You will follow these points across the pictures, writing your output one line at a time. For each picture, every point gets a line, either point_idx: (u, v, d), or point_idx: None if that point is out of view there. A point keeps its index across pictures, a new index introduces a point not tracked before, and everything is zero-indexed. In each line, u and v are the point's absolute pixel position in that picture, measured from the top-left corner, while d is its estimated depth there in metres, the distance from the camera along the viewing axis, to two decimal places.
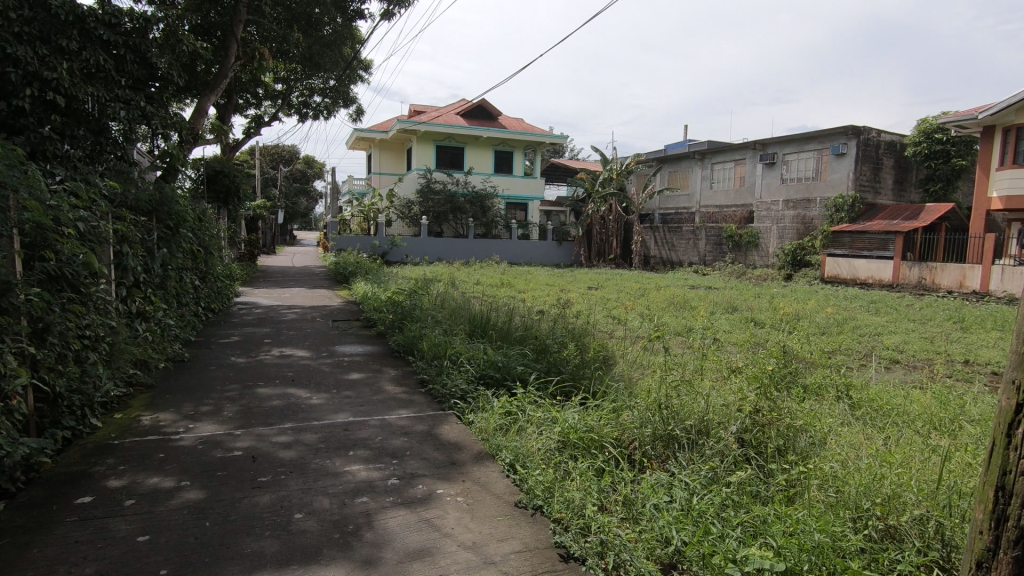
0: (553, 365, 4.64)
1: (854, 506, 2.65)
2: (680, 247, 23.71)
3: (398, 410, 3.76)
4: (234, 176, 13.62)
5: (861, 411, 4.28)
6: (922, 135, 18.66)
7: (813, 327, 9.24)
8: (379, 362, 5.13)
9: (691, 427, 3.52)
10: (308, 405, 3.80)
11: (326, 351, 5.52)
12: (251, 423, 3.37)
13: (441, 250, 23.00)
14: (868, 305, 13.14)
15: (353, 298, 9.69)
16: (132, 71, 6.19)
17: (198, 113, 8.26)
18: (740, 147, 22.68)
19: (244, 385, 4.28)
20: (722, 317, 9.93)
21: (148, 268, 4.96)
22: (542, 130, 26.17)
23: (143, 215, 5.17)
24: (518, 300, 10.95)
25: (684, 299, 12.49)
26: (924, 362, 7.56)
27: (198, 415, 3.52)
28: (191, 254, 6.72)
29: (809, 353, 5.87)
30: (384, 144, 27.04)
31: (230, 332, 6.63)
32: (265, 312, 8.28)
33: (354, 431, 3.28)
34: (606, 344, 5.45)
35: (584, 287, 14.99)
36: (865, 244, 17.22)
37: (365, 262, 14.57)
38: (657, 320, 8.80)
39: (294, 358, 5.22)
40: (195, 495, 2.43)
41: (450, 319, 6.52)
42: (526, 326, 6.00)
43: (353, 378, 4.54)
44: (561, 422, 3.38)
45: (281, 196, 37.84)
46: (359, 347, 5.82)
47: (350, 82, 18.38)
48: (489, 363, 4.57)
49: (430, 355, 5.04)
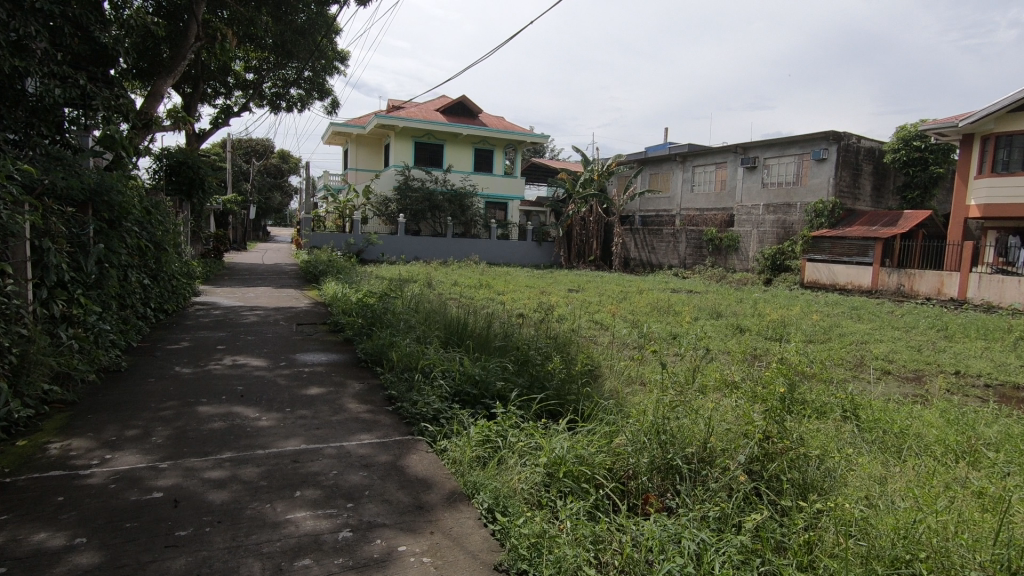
0: (536, 379, 4.22)
1: (889, 559, 2.28)
2: (661, 250, 23.55)
3: (359, 434, 3.26)
4: (199, 168, 12.90)
5: (873, 434, 3.92)
6: (900, 142, 18.76)
7: (800, 334, 9.00)
8: (342, 374, 4.62)
9: (693, 455, 3.14)
10: (255, 429, 3.27)
11: (285, 361, 4.97)
12: (180, 454, 2.84)
13: (419, 249, 22.43)
14: (850, 311, 13.06)
15: (322, 299, 9.12)
16: (71, 45, 5.55)
17: (154, 97, 7.60)
18: (721, 150, 22.61)
19: (181, 402, 3.72)
20: (708, 324, 9.62)
21: (78, 266, 4.36)
22: (523, 129, 25.78)
23: (75, 206, 4.56)
24: (498, 303, 10.54)
25: (668, 303, 12.20)
26: (916, 374, 7.33)
27: (119, 442, 2.98)
28: (139, 250, 6.10)
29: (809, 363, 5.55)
30: (361, 139, 26.33)
31: (183, 336, 6.04)
32: (225, 313, 7.67)
33: (306, 463, 2.79)
34: (594, 356, 5.04)
35: (564, 289, 14.64)
36: (845, 249, 17.20)
37: (338, 261, 13.97)
38: (643, 326, 8.43)
39: (247, 369, 4.67)
40: (89, 560, 1.92)
41: (425, 325, 6.04)
42: (507, 335, 5.57)
43: (312, 394, 4.03)
44: (547, 450, 2.96)
45: (254, 190, 36.75)
46: (322, 356, 5.26)
47: (326, 74, 17.73)
48: (466, 377, 4.13)
49: (400, 366, 4.57)
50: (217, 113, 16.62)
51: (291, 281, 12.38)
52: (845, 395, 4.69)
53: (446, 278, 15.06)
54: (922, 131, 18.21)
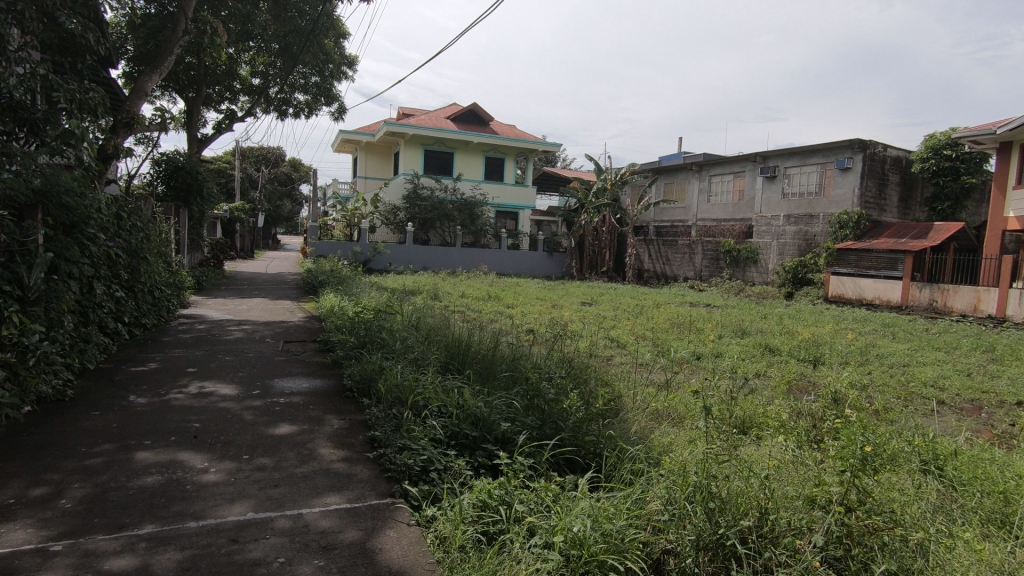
0: (547, 418, 3.56)
1: None
2: (676, 261, 22.82)
3: (326, 496, 2.60)
4: (198, 173, 12.45)
5: (967, 496, 3.17)
6: (929, 151, 17.87)
7: (835, 356, 8.24)
8: (321, 407, 3.96)
9: (750, 532, 2.46)
10: (196, 488, 2.61)
11: (259, 389, 4.31)
12: (86, 529, 2.19)
13: (426, 259, 21.87)
14: (882, 329, 12.22)
15: (318, 313, 8.49)
16: (35, 31, 4.98)
17: (137, 94, 7.06)
18: (739, 159, 21.86)
19: (117, 444, 3.08)
20: (732, 343, 8.86)
21: (19, 279, 3.79)
22: (535, 137, 25.21)
23: (18, 209, 4.01)
24: (507, 317, 9.89)
25: (689, 319, 11.44)
26: (972, 406, 6.48)
27: (16, 507, 2.34)
28: (110, 260, 5.56)
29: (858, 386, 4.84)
30: (371, 147, 25.95)
31: (154, 355, 5.43)
32: (209, 328, 7.05)
33: (245, 545, 2.12)
34: (615, 392, 4.35)
35: (576, 302, 13.89)
36: (873, 262, 16.35)
37: (341, 270, 13.43)
38: (666, 348, 7.70)
39: (212, 399, 4.01)
40: None
41: (423, 345, 5.37)
42: (515, 361, 4.92)
43: (280, 435, 3.35)
44: (565, 525, 2.29)
45: (265, 198, 36.53)
46: (303, 382, 4.59)
47: (334, 79, 17.32)
48: (466, 416, 3.47)
49: (390, 399, 3.91)
50: (221, 118, 16.26)
51: (290, 292, 11.83)
52: (914, 435, 3.95)
53: (453, 289, 14.46)
54: (952, 139, 17.29)
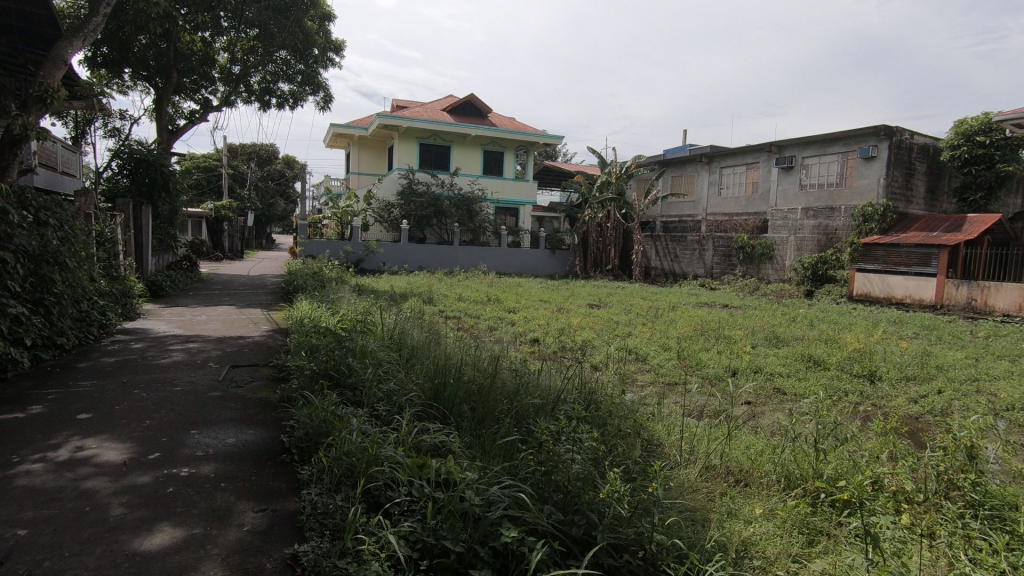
0: (570, 507, 2.35)
1: None
2: (684, 258, 21.59)
3: None
4: (162, 166, 11.25)
5: None
6: (960, 138, 16.53)
7: (895, 371, 6.99)
8: (236, 486, 2.67)
9: None
10: None
11: (159, 451, 3.04)
12: None
13: (422, 258, 20.63)
14: (926, 332, 10.96)
15: (285, 325, 7.22)
16: None
17: (53, 63, 5.80)
18: (753, 149, 20.52)
19: None
20: (770, 355, 7.62)
21: None
22: (535, 129, 23.88)
23: None
24: (508, 327, 8.61)
25: (713, 324, 10.18)
26: None
27: None
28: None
29: (973, 420, 3.70)
30: (363, 142, 24.64)
31: (49, 390, 4.19)
32: (145, 349, 5.76)
33: None
34: (659, 463, 3.10)
35: (584, 305, 12.66)
36: (903, 257, 14.97)
37: (325, 272, 12.17)
38: (697, 366, 6.43)
39: (80, 474, 2.73)
40: None
41: (403, 374, 4.11)
42: (518, 401, 3.66)
43: (148, 555, 2.09)
44: None
45: (256, 196, 35.13)
46: (228, 436, 3.32)
47: (319, 66, 16.04)
48: (447, 509, 2.20)
49: (339, 472, 2.65)
50: (196, 108, 14.99)
51: (265, 298, 10.55)
52: None
53: (449, 291, 13.23)
54: (987, 124, 15.90)
